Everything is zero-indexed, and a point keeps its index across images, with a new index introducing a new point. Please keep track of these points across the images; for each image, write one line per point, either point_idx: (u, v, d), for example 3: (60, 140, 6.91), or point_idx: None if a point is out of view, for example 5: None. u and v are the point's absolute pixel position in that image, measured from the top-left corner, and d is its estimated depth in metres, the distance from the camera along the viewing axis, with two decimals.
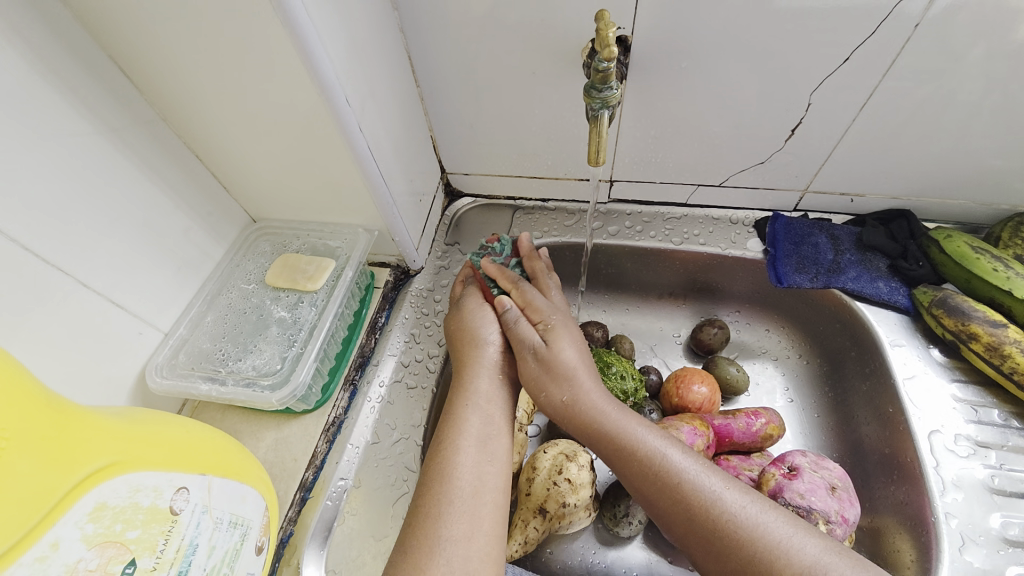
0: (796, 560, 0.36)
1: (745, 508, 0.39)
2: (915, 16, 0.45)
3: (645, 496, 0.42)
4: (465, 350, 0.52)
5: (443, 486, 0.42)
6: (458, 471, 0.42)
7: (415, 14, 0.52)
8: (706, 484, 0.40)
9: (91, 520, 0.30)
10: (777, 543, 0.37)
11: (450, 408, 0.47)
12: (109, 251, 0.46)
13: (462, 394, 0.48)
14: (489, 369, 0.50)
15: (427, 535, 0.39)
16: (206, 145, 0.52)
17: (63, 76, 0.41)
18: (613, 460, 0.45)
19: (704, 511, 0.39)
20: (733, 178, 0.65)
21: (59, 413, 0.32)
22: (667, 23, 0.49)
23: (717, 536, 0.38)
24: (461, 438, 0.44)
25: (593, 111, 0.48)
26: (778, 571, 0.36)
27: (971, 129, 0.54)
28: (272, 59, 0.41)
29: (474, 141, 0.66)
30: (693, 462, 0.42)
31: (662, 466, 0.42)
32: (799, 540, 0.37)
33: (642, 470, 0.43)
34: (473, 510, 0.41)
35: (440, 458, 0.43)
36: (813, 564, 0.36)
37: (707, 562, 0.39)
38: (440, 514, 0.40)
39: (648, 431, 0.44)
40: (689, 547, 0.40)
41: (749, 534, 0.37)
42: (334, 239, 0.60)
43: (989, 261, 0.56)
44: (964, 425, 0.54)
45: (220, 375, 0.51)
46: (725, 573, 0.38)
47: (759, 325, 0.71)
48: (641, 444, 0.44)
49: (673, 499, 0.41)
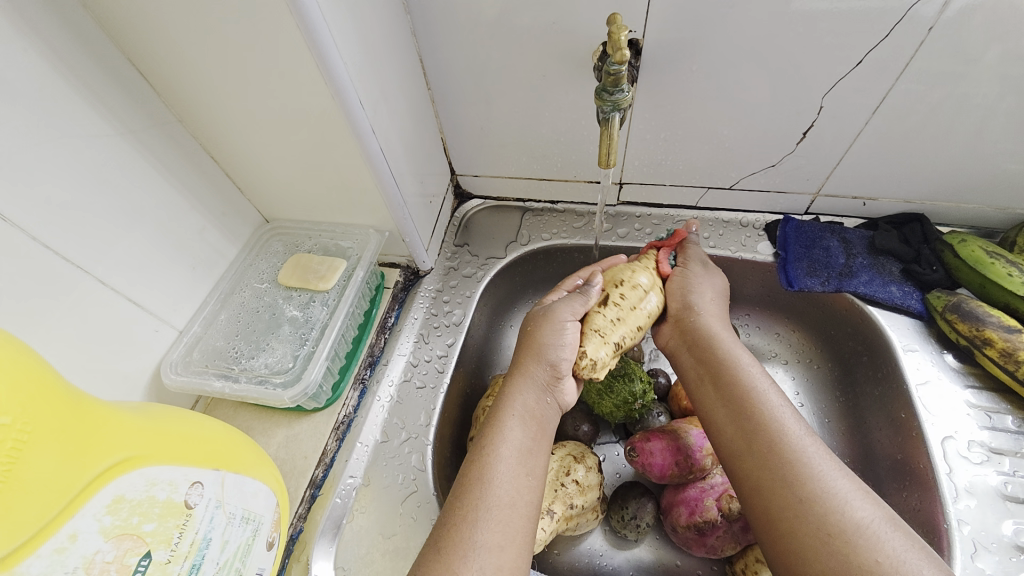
0: (868, 527, 0.36)
1: (829, 467, 0.40)
2: (929, 19, 0.45)
3: (737, 423, 0.45)
4: (524, 357, 0.50)
5: (478, 489, 0.40)
6: (497, 477, 0.41)
7: (428, 18, 0.53)
8: (799, 432, 0.42)
9: (108, 513, 0.31)
10: (851, 502, 0.38)
11: (494, 415, 0.46)
12: (127, 250, 0.47)
13: (504, 403, 0.46)
14: (535, 382, 0.48)
15: (458, 534, 0.38)
16: (222, 147, 0.53)
17: (84, 79, 0.42)
18: (716, 384, 0.48)
19: (794, 452, 0.41)
20: (744, 181, 0.65)
21: (79, 407, 0.32)
22: (677, 25, 0.49)
23: (800, 477, 0.39)
24: (500, 446, 0.43)
25: (604, 114, 0.48)
26: (852, 525, 0.36)
27: (985, 132, 0.53)
28: (288, 62, 0.42)
29: (484, 143, 0.67)
30: (791, 412, 0.44)
31: (761, 404, 0.45)
32: (872, 511, 0.37)
33: (743, 397, 0.45)
34: (506, 519, 0.39)
35: (477, 462, 0.42)
36: (883, 533, 0.36)
37: (775, 503, 0.40)
38: (474, 518, 0.38)
39: (754, 368, 0.48)
40: (761, 484, 0.41)
41: (829, 487, 0.38)
42: (345, 240, 0.61)
43: (1004, 265, 0.55)
44: (978, 432, 0.53)
45: (233, 372, 0.52)
46: (795, 517, 0.38)
47: (769, 329, 0.71)
48: (747, 376, 0.47)
49: (768, 431, 0.43)
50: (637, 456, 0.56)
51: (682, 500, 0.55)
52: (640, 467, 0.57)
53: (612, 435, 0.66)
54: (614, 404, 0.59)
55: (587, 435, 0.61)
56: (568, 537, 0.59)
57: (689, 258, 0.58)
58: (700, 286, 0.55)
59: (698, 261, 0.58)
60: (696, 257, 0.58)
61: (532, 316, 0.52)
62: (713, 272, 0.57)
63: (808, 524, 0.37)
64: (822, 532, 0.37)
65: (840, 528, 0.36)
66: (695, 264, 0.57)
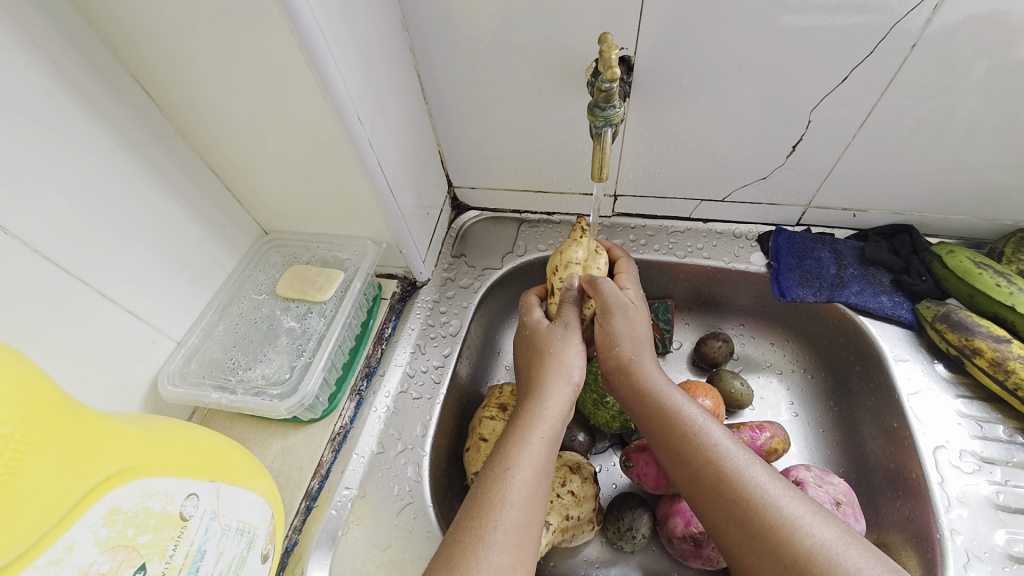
0: (824, 549, 0.35)
1: (778, 491, 0.39)
2: (913, 34, 0.46)
3: (681, 465, 0.43)
4: (543, 375, 0.48)
5: (498, 509, 0.39)
6: (515, 498, 0.40)
7: (425, 35, 0.54)
8: (742, 463, 0.41)
9: (103, 525, 0.31)
10: (804, 526, 0.37)
11: (510, 435, 0.45)
12: (127, 262, 0.47)
13: (529, 421, 0.45)
14: (562, 405, 0.47)
15: (473, 552, 0.37)
16: (222, 161, 0.54)
17: (89, 95, 0.43)
18: (655, 432, 0.46)
19: (739, 486, 0.40)
20: (736, 193, 0.66)
21: (78, 417, 0.33)
22: (668, 41, 0.50)
23: (749, 512, 0.38)
24: (521, 467, 0.42)
25: (597, 129, 0.49)
26: (807, 552, 0.35)
27: (973, 144, 0.54)
28: (287, 78, 0.43)
29: (480, 156, 0.68)
30: (732, 442, 0.43)
31: (702, 438, 0.43)
32: (827, 531, 0.37)
33: (680, 441, 0.44)
34: (520, 541, 0.39)
35: (499, 480, 0.41)
36: (839, 553, 0.35)
37: (735, 540, 0.39)
38: (492, 539, 0.38)
39: (690, 408, 0.46)
40: (719, 523, 0.40)
41: (780, 515, 0.38)
42: (343, 251, 0.62)
43: (992, 276, 0.56)
44: (969, 441, 0.53)
45: (230, 384, 0.52)
46: (753, 554, 0.38)
47: (764, 339, 0.71)
48: (683, 416, 0.45)
49: (712, 471, 0.41)
50: (633, 465, 0.57)
51: (677, 511, 0.55)
52: (635, 477, 0.57)
53: (608, 444, 0.66)
54: (609, 415, 0.60)
55: (582, 445, 0.62)
56: (564, 549, 0.59)
57: (608, 308, 0.50)
58: (621, 341, 0.50)
59: (620, 311, 0.50)
60: (616, 303, 0.50)
61: (524, 340, 0.54)
62: (635, 317, 0.51)
63: (765, 558, 0.37)
64: (780, 565, 0.36)
65: (795, 557, 0.35)
66: (618, 319, 0.50)
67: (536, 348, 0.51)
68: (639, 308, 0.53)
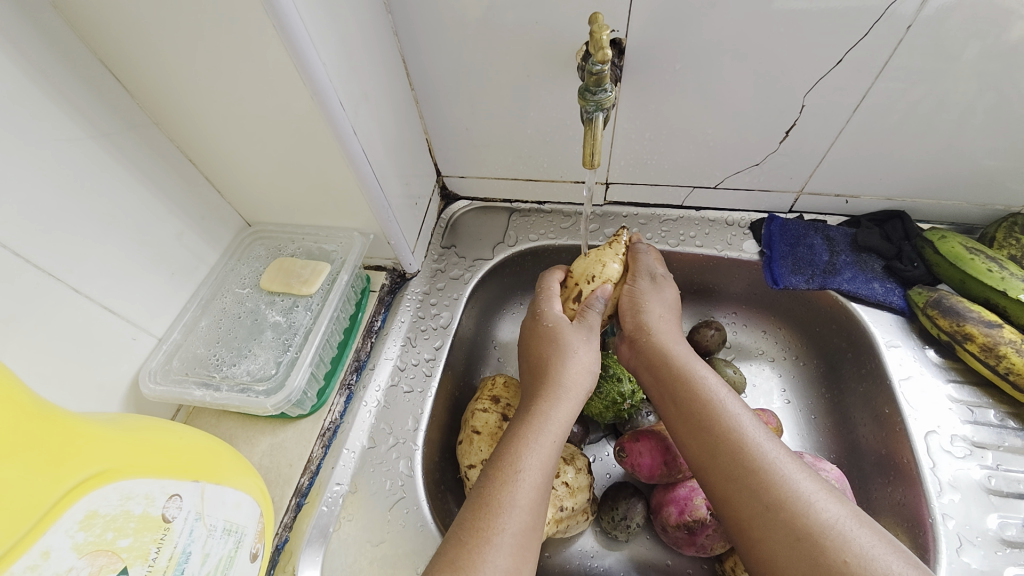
0: (836, 525, 0.35)
1: (792, 467, 0.39)
2: (908, 17, 0.45)
3: (696, 437, 0.43)
4: (550, 376, 0.48)
5: (507, 511, 0.39)
6: (522, 500, 0.40)
7: (409, 18, 0.52)
8: (760, 436, 0.41)
9: (81, 529, 0.30)
10: (818, 501, 0.37)
11: (519, 434, 0.44)
12: (101, 256, 0.46)
13: (539, 421, 0.45)
14: (573, 407, 0.47)
15: (479, 555, 0.36)
16: (201, 150, 0.52)
17: (55, 81, 0.41)
18: (674, 401, 0.47)
19: (755, 459, 0.40)
20: (728, 180, 0.65)
21: (49, 419, 0.31)
22: (659, 24, 0.49)
23: (764, 483, 0.38)
24: (531, 468, 0.41)
25: (587, 114, 0.48)
26: (819, 526, 0.35)
27: (965, 129, 0.54)
28: (264, 62, 0.41)
29: (469, 144, 0.66)
30: (750, 417, 0.43)
31: (719, 410, 0.44)
32: (839, 508, 0.37)
33: (700, 410, 0.44)
34: (526, 545, 0.38)
35: (508, 482, 0.40)
36: (850, 529, 0.35)
37: (745, 513, 0.38)
38: (499, 542, 0.37)
39: (711, 379, 0.46)
40: (729, 496, 0.40)
41: (794, 489, 0.37)
42: (329, 243, 0.60)
43: (983, 261, 0.56)
44: (961, 426, 0.54)
45: (214, 380, 0.50)
46: (764, 527, 0.37)
47: (756, 327, 0.71)
48: (704, 386, 0.46)
49: (730, 441, 0.41)
50: (627, 455, 0.56)
51: (671, 500, 0.55)
52: (629, 467, 0.57)
53: (601, 434, 0.66)
54: (603, 406, 0.60)
55: (576, 435, 0.61)
56: (559, 540, 0.59)
57: (639, 271, 0.56)
58: (650, 302, 0.54)
59: (647, 273, 0.56)
60: (645, 269, 0.56)
61: (540, 329, 0.52)
62: (664, 284, 0.56)
63: (776, 531, 0.36)
64: (791, 537, 0.36)
65: (808, 530, 0.35)
66: (643, 279, 0.55)
67: (544, 347, 0.51)
68: (667, 277, 0.56)
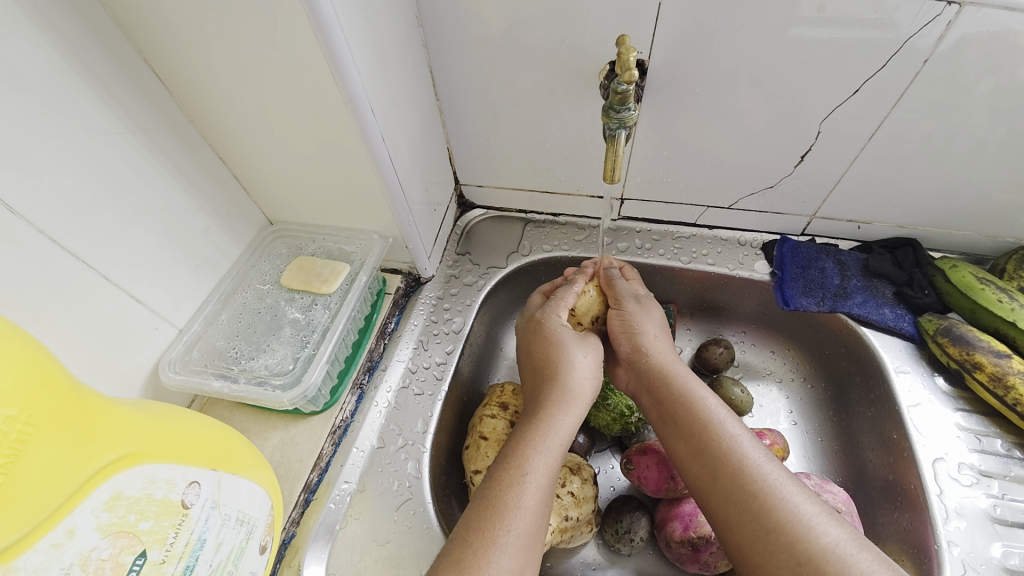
0: (836, 549, 0.36)
1: (793, 490, 0.39)
2: (925, 51, 0.47)
3: (697, 457, 0.43)
4: (555, 378, 0.48)
5: (512, 513, 0.39)
6: (527, 502, 0.40)
7: (439, 31, 0.54)
8: (759, 458, 0.41)
9: (105, 510, 0.31)
10: (818, 525, 0.37)
11: (524, 437, 0.44)
12: (131, 245, 0.47)
13: (545, 425, 0.45)
14: (578, 410, 0.47)
15: (484, 555, 0.36)
16: (232, 149, 0.53)
17: (100, 76, 0.42)
18: (673, 421, 0.46)
19: (756, 481, 0.40)
20: (742, 201, 0.66)
21: (82, 401, 0.32)
22: (682, 47, 0.50)
23: (765, 507, 0.38)
24: (536, 470, 0.42)
25: (610, 131, 0.49)
26: (821, 551, 0.36)
27: (978, 161, 0.55)
28: (302, 67, 0.42)
29: (488, 155, 0.68)
30: (750, 439, 0.43)
31: (721, 432, 0.43)
32: (838, 531, 0.37)
33: (699, 431, 0.44)
34: (530, 546, 0.38)
35: (513, 484, 0.41)
36: (851, 554, 0.35)
37: (746, 536, 0.38)
38: (503, 542, 0.37)
39: (711, 400, 0.46)
40: (730, 519, 0.40)
41: (795, 513, 0.38)
42: (349, 244, 0.62)
43: (994, 292, 0.56)
44: (968, 454, 0.54)
45: (232, 372, 0.51)
46: (765, 550, 0.37)
47: (765, 347, 0.72)
48: (704, 408, 0.45)
49: (730, 464, 0.41)
50: (633, 468, 0.57)
51: (676, 515, 0.55)
52: (635, 480, 0.58)
53: (607, 447, 0.66)
54: (609, 417, 0.61)
55: (582, 446, 0.62)
56: (561, 550, 0.59)
57: (622, 296, 0.56)
58: (643, 324, 0.53)
59: (631, 297, 0.55)
60: (629, 292, 0.56)
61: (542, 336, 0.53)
62: (649, 304, 0.55)
63: (777, 555, 0.36)
64: (792, 561, 0.36)
65: (809, 554, 0.35)
66: (630, 302, 0.55)
67: (550, 353, 0.50)
68: (648, 296, 0.57)
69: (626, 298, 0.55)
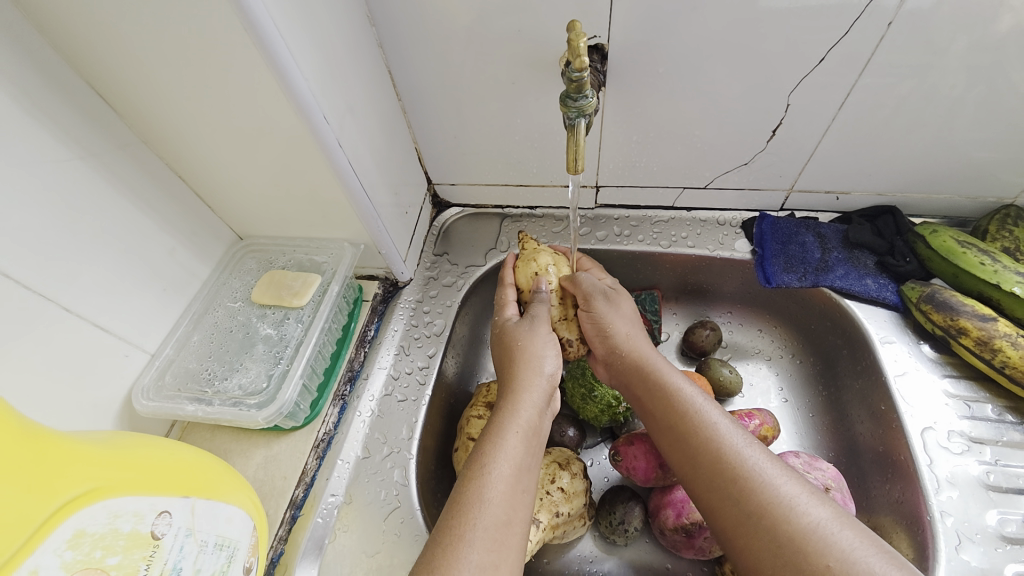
0: (818, 529, 0.35)
1: (774, 472, 0.38)
2: (891, 12, 0.45)
3: (679, 447, 0.43)
4: (514, 370, 0.48)
5: (478, 507, 0.38)
6: (494, 494, 0.39)
7: (393, 29, 0.53)
8: (739, 442, 0.41)
9: (69, 548, 0.30)
10: (800, 505, 0.36)
11: (492, 429, 0.44)
12: (92, 273, 0.46)
13: (507, 417, 0.45)
14: (538, 398, 0.47)
15: (452, 553, 0.36)
16: (189, 167, 0.52)
17: (42, 105, 0.41)
18: (654, 412, 0.46)
19: (736, 465, 0.39)
20: (718, 180, 0.65)
21: (37, 441, 0.32)
22: (643, 26, 0.49)
23: (745, 491, 0.38)
24: (501, 463, 0.41)
25: (570, 120, 0.48)
26: (802, 531, 0.35)
27: (955, 122, 0.54)
28: (246, 78, 0.41)
29: (458, 152, 0.66)
30: (730, 424, 0.42)
31: (700, 419, 0.43)
32: (821, 510, 0.36)
33: (678, 420, 0.44)
34: (502, 539, 0.37)
35: (478, 478, 0.40)
36: (833, 533, 0.34)
37: (731, 520, 0.38)
38: (470, 538, 0.37)
39: (689, 388, 0.46)
40: (714, 505, 0.39)
41: (776, 494, 0.37)
42: (320, 254, 0.61)
43: (976, 254, 0.55)
44: (958, 421, 0.53)
45: (206, 395, 0.51)
46: (748, 534, 0.37)
47: (751, 326, 0.71)
48: (681, 397, 0.45)
49: (709, 451, 0.41)
50: (621, 459, 0.56)
51: (668, 503, 0.55)
52: (625, 471, 0.57)
53: (599, 439, 0.66)
54: (597, 409, 0.60)
55: (572, 440, 0.62)
56: (557, 546, 0.59)
57: (590, 295, 0.53)
58: (614, 324, 0.52)
59: (601, 296, 0.53)
60: (597, 288, 0.53)
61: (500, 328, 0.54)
62: (618, 299, 0.54)
63: (760, 538, 0.36)
64: (773, 544, 0.35)
65: (790, 536, 0.35)
66: (599, 301, 0.53)
67: (504, 344, 0.52)
68: (619, 289, 0.55)
69: (592, 295, 0.53)
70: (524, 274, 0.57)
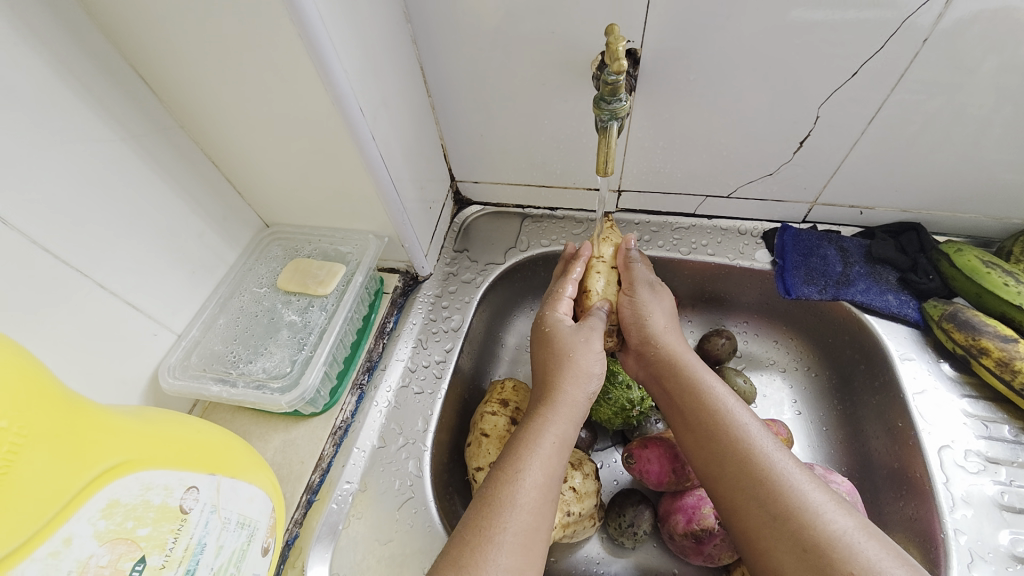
0: (844, 537, 0.35)
1: (801, 478, 0.39)
2: (925, 29, 0.45)
3: (705, 446, 0.43)
4: (552, 378, 0.48)
5: (508, 510, 0.39)
6: (524, 499, 0.40)
7: (428, 26, 0.53)
8: (768, 446, 0.41)
9: (103, 517, 0.31)
10: (825, 513, 0.36)
11: (524, 435, 0.44)
12: (126, 251, 0.47)
13: (541, 424, 0.45)
14: (575, 411, 0.47)
15: (480, 552, 0.36)
16: (223, 152, 0.53)
17: (88, 85, 0.42)
18: (681, 411, 0.46)
19: (763, 468, 0.39)
20: (741, 190, 0.65)
21: (75, 411, 0.32)
22: (675, 33, 0.49)
23: (771, 494, 0.38)
24: (532, 468, 0.41)
25: (602, 122, 0.48)
26: (827, 538, 0.35)
27: (983, 142, 0.54)
28: (287, 67, 0.42)
29: (483, 150, 0.67)
30: (759, 427, 0.43)
31: (728, 420, 0.43)
32: (847, 520, 0.36)
33: (707, 419, 0.44)
34: (529, 544, 0.38)
35: (508, 482, 0.41)
36: (859, 542, 0.35)
37: (754, 522, 0.38)
38: (500, 540, 0.37)
39: (720, 388, 0.46)
40: (737, 506, 0.40)
41: (802, 500, 0.37)
42: (345, 245, 0.61)
43: (1000, 275, 0.55)
44: (975, 441, 0.53)
45: (230, 377, 0.52)
46: (771, 536, 0.37)
47: (767, 337, 0.71)
48: (712, 396, 0.45)
49: (736, 452, 0.41)
50: (633, 463, 0.56)
51: (678, 508, 0.55)
52: (636, 474, 0.57)
53: (610, 442, 0.66)
54: (611, 411, 0.60)
55: (584, 441, 0.62)
56: (565, 545, 0.59)
57: (636, 282, 0.54)
58: (653, 314, 0.53)
59: (646, 285, 0.54)
60: (643, 278, 0.54)
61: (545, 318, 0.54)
62: (662, 293, 0.55)
63: (783, 540, 0.36)
64: (798, 548, 0.35)
65: (815, 541, 0.35)
66: (643, 290, 0.54)
67: (546, 336, 0.52)
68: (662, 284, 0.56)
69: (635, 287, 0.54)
70: (605, 249, 0.56)
